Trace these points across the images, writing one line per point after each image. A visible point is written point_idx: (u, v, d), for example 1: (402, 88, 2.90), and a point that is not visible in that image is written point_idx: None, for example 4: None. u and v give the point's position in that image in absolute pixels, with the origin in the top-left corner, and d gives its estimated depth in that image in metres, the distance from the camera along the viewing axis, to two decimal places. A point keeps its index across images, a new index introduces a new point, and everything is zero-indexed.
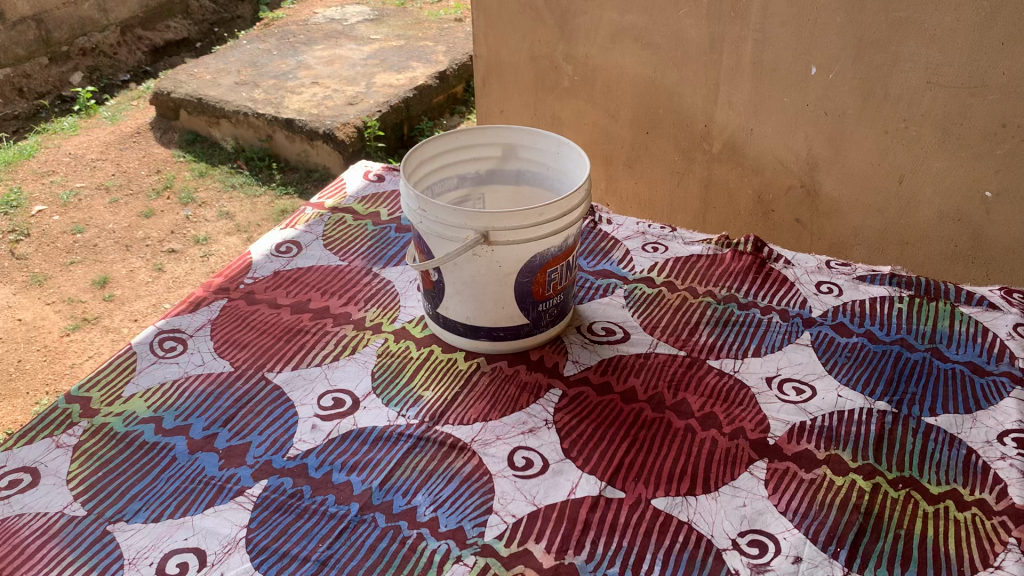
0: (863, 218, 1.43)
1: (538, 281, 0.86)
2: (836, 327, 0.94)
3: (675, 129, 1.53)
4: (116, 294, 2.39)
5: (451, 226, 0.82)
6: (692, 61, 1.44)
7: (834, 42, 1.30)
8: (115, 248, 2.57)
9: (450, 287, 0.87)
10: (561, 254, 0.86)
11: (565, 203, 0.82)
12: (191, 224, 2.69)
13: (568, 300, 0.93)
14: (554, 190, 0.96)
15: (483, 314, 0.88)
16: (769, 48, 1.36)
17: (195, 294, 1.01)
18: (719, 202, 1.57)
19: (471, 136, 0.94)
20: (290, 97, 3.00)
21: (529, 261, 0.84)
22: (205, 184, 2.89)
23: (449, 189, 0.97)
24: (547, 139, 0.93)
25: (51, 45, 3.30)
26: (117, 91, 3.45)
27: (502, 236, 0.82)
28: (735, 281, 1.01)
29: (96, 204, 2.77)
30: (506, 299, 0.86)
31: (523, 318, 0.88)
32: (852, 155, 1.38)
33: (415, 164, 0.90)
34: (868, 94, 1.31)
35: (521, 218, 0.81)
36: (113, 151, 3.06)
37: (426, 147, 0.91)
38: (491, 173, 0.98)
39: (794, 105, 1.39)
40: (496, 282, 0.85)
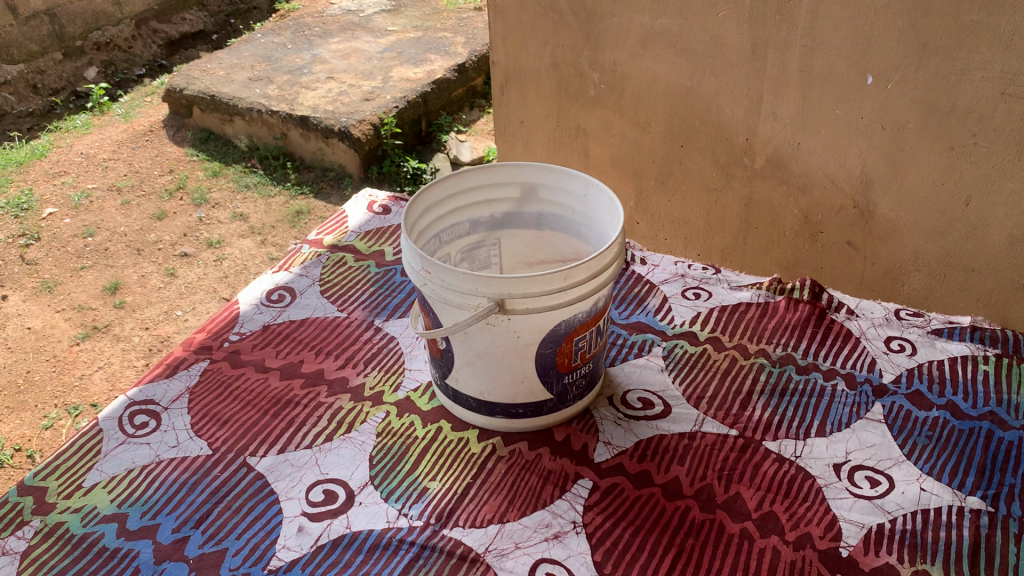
0: (923, 241, 1.29)
1: (563, 352, 0.73)
2: (912, 398, 0.80)
3: (712, 142, 1.39)
4: (128, 300, 2.28)
5: (460, 292, 0.69)
6: (732, 69, 1.30)
7: (895, 48, 1.15)
8: (126, 251, 2.46)
9: (460, 359, 0.75)
10: (590, 319, 0.73)
11: (595, 262, 0.69)
12: (205, 226, 2.58)
13: (599, 368, 0.80)
14: (581, 236, 0.83)
15: (500, 390, 0.75)
16: (819, 55, 1.22)
17: (174, 354, 0.89)
18: (762, 222, 1.42)
19: (483, 176, 0.81)
20: (304, 93, 2.88)
21: (554, 329, 0.72)
22: (218, 184, 2.78)
23: (459, 237, 0.85)
24: (573, 178, 0.80)
25: (65, 40, 3.22)
26: (132, 86, 3.34)
27: (522, 304, 0.69)
28: (791, 337, 0.87)
29: (107, 206, 2.66)
30: (526, 374, 0.74)
31: (546, 393, 0.75)
32: (912, 173, 1.24)
33: (418, 212, 0.77)
34: (933, 106, 1.17)
35: (544, 282, 0.68)
36: (125, 150, 2.95)
37: (430, 191, 0.78)
38: (508, 216, 0.85)
39: (847, 117, 1.25)
40: (515, 354, 0.72)
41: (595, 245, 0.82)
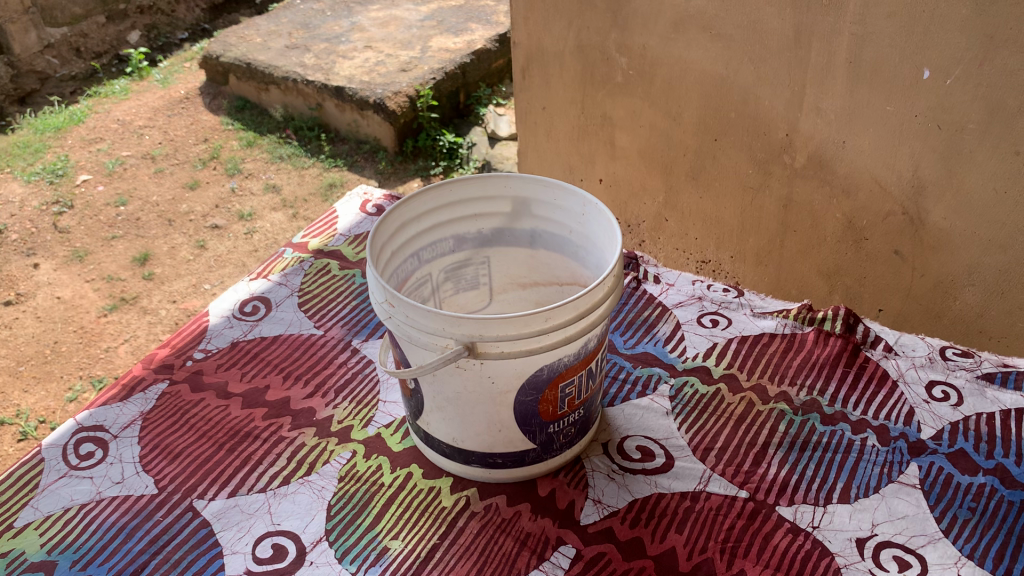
0: (980, 254, 1.16)
1: (546, 399, 0.64)
2: (955, 459, 0.69)
3: (749, 136, 1.27)
4: (156, 271, 2.23)
5: (425, 332, 0.60)
6: (773, 58, 1.18)
7: (957, 39, 1.02)
8: (157, 221, 2.41)
9: (431, 402, 0.66)
10: (578, 362, 0.64)
11: (584, 300, 0.60)
12: (236, 198, 2.51)
13: (593, 413, 0.70)
14: (579, 259, 0.74)
15: (475, 439, 0.66)
16: (869, 45, 1.09)
17: (133, 373, 0.82)
18: (802, 225, 1.30)
19: (467, 189, 0.72)
20: (341, 63, 2.78)
21: (535, 375, 0.62)
22: (252, 155, 2.71)
23: (442, 255, 0.75)
24: (568, 195, 0.70)
25: (107, 3, 3.13)
26: (174, 51, 3.29)
27: (495, 347, 0.59)
28: (819, 378, 0.77)
29: (141, 174, 2.61)
30: (504, 423, 0.64)
31: (528, 443, 0.66)
32: (971, 179, 1.11)
33: (390, 231, 0.68)
34: (997, 106, 1.04)
35: (521, 324, 0.58)
36: (161, 117, 2.89)
37: (404, 208, 0.68)
38: (498, 232, 0.76)
39: (899, 115, 1.12)
40: (490, 402, 0.63)
41: (593, 270, 0.72)
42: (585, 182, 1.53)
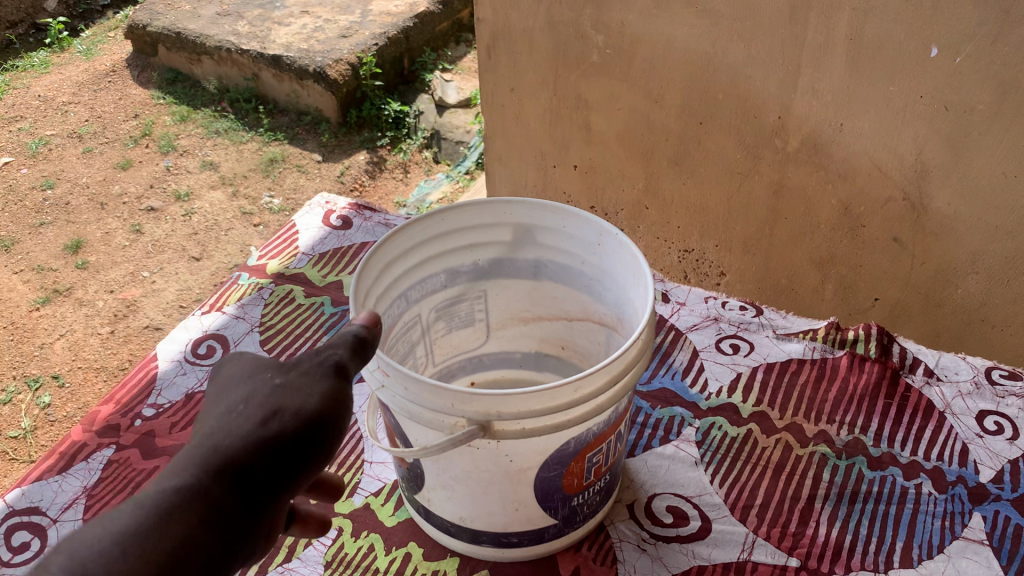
0: (984, 241, 1.09)
1: (572, 472, 0.57)
2: (1020, 507, 0.67)
3: (737, 120, 1.18)
4: (91, 260, 2.07)
5: (427, 408, 0.51)
6: (765, 35, 1.08)
7: (969, 13, 0.94)
8: (88, 205, 2.24)
9: (435, 480, 0.58)
10: (606, 429, 0.56)
11: (617, 363, 0.51)
12: (172, 177, 2.34)
13: (619, 474, 0.64)
14: (592, 292, 0.71)
15: (488, 517, 0.59)
16: (872, 21, 1.00)
17: (73, 440, 0.79)
18: (793, 212, 1.23)
19: (466, 220, 0.67)
20: (276, 30, 2.61)
21: (560, 448, 0.54)
22: (186, 130, 2.51)
23: (437, 289, 0.72)
24: (583, 225, 0.66)
25: None
26: (96, 19, 3.08)
27: (515, 425, 0.51)
28: (852, 414, 0.76)
29: (68, 155, 2.43)
30: (523, 502, 0.57)
31: (550, 518, 0.60)
32: (979, 163, 1.04)
33: (379, 267, 0.62)
34: (1010, 85, 0.96)
35: (545, 397, 0.50)
36: (86, 93, 2.69)
37: (397, 242, 0.63)
38: (498, 263, 0.73)
39: (902, 96, 1.04)
40: (506, 480, 0.55)
41: (610, 304, 0.69)
42: (558, 168, 1.43)
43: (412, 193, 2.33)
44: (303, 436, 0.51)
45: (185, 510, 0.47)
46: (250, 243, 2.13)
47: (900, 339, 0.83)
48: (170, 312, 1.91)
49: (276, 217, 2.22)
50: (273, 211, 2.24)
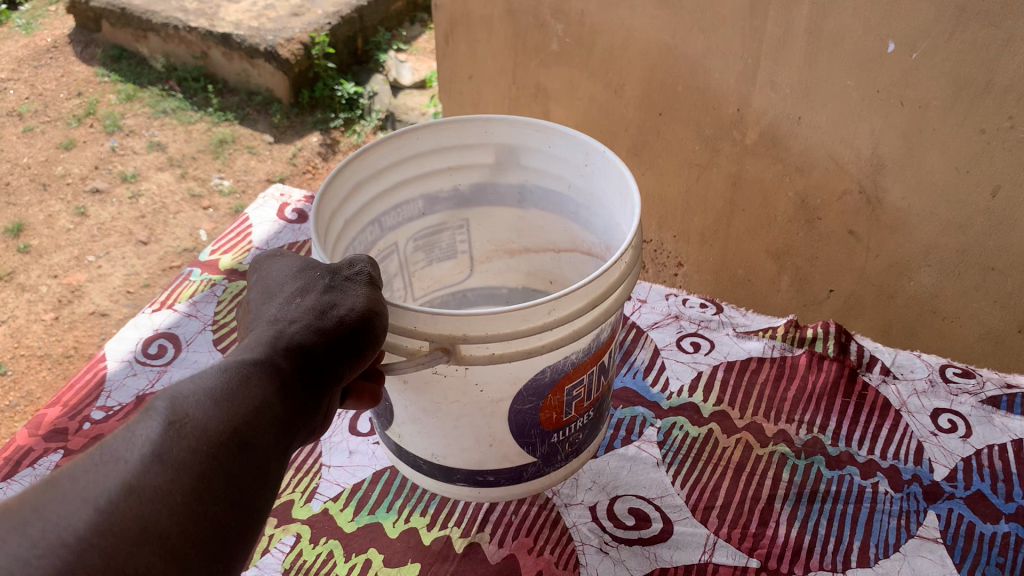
0: (937, 235, 1.11)
1: (549, 406, 0.64)
2: (975, 505, 0.71)
3: (696, 112, 1.19)
4: (33, 243, 2.00)
5: (396, 330, 0.59)
6: (726, 27, 1.09)
7: (926, 9, 0.95)
8: (30, 187, 2.17)
9: (413, 416, 0.66)
10: (579, 365, 0.64)
11: (595, 288, 0.58)
12: (118, 157, 2.27)
13: (600, 413, 0.72)
14: (579, 216, 0.80)
15: (462, 454, 0.67)
16: (832, 16, 1.01)
17: (18, 445, 0.77)
18: (750, 204, 1.24)
19: (445, 140, 0.75)
20: (226, 6, 2.54)
21: (535, 379, 0.62)
22: (132, 109, 2.44)
23: (419, 207, 0.81)
24: (569, 147, 0.73)
25: None
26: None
27: (485, 350, 0.58)
28: (809, 413, 0.80)
29: (7, 134, 2.35)
30: (498, 437, 0.65)
31: (527, 458, 0.68)
32: (933, 159, 1.05)
33: (364, 174, 0.70)
34: (964, 81, 0.98)
35: (518, 320, 0.56)
36: (27, 69, 2.61)
37: (381, 160, 0.71)
38: (484, 188, 0.82)
39: (860, 90, 1.05)
40: (481, 413, 0.63)
41: (594, 224, 0.78)
42: None
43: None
44: (362, 323, 0.56)
45: (264, 375, 0.52)
46: (199, 227, 2.08)
47: (859, 337, 0.88)
48: (117, 298, 1.87)
49: (226, 199, 2.17)
50: (223, 194, 2.18)
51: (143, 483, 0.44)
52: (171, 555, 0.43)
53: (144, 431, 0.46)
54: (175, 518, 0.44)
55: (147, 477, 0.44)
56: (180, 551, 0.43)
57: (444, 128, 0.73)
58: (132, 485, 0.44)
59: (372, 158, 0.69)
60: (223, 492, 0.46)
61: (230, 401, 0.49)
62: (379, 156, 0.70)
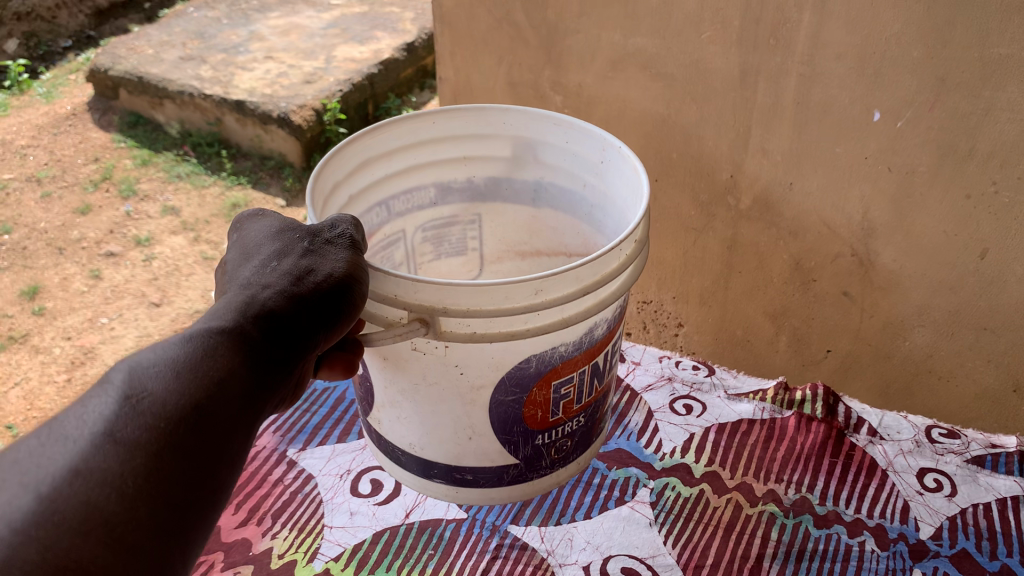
0: (928, 296, 1.13)
1: (532, 401, 0.74)
2: (957, 561, 0.78)
3: (691, 177, 1.24)
4: (48, 306, 2.05)
5: (379, 298, 0.69)
6: (718, 97, 1.14)
7: (908, 81, 1.00)
8: (46, 250, 2.22)
9: (403, 409, 0.77)
10: (563, 365, 0.73)
11: (586, 275, 0.66)
12: (132, 221, 2.33)
13: (590, 424, 0.82)
14: (590, 213, 0.93)
15: (443, 447, 0.78)
16: (818, 86, 1.06)
17: None
18: (746, 267, 1.27)
19: (468, 125, 0.89)
20: (241, 74, 2.63)
21: (519, 368, 0.71)
22: (147, 174, 2.51)
23: (437, 185, 0.96)
24: (586, 146, 0.86)
25: None
26: (58, 60, 3.41)
27: (466, 328, 0.67)
28: (797, 473, 0.87)
29: (26, 199, 2.42)
30: (478, 431, 0.75)
31: (514, 457, 0.78)
32: (922, 223, 1.08)
33: (401, 141, 0.86)
34: (948, 149, 1.01)
35: (502, 300, 0.64)
36: (46, 136, 2.69)
37: (417, 134, 0.87)
38: (504, 179, 0.97)
39: (848, 157, 1.09)
40: (462, 405, 0.74)
41: (598, 215, 0.92)
42: None
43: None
44: (333, 290, 0.64)
45: (228, 344, 0.59)
46: (211, 289, 2.12)
47: (846, 400, 0.96)
48: None
49: None
50: None
51: (97, 462, 0.51)
52: (115, 535, 0.49)
53: (101, 408, 0.53)
54: (122, 502, 0.50)
55: (104, 456, 0.51)
56: (125, 532, 0.50)
57: (465, 113, 0.88)
58: (79, 469, 0.50)
59: (395, 131, 0.85)
60: (181, 456, 0.54)
61: (193, 372, 0.57)
62: (404, 129, 0.85)
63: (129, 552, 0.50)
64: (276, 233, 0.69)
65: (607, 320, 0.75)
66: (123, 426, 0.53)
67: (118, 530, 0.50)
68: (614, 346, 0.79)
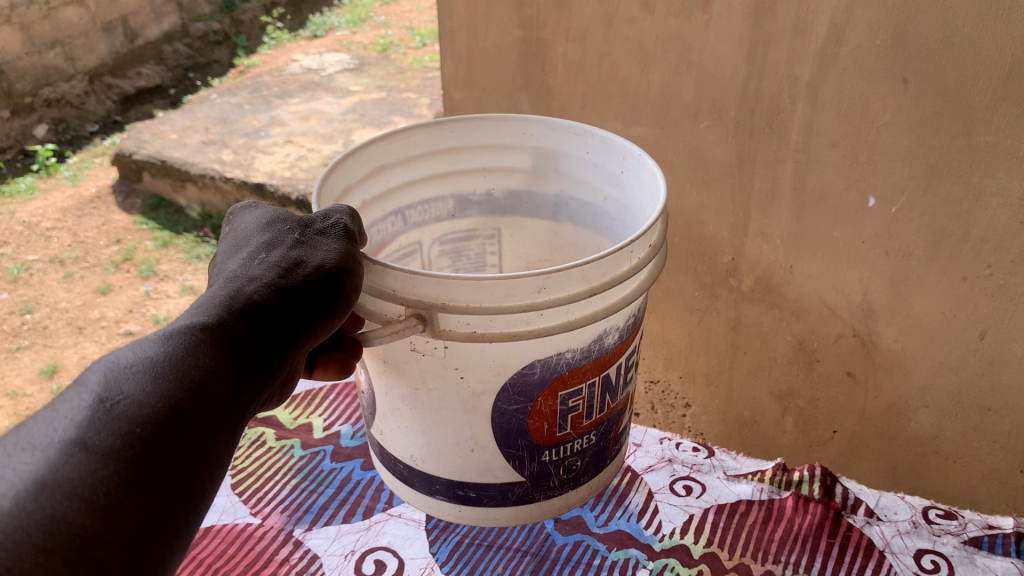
0: (932, 376, 1.14)
1: (535, 413, 0.76)
2: None
3: (693, 260, 1.27)
4: (65, 384, 2.08)
5: (378, 295, 0.71)
6: (717, 183, 1.19)
7: (900, 168, 1.04)
8: (66, 330, 2.27)
9: (407, 419, 0.79)
10: (571, 375, 0.74)
11: (592, 274, 0.67)
12: (151, 301, 2.37)
13: (604, 442, 0.83)
14: (609, 226, 0.95)
15: (447, 459, 0.80)
16: (814, 173, 1.10)
17: None
18: (750, 347, 1.29)
19: (488, 135, 0.92)
20: (261, 158, 2.71)
21: (524, 374, 0.73)
22: (167, 255, 2.57)
23: (455, 195, 0.99)
24: (607, 159, 0.88)
25: (13, 98, 3.51)
26: (83, 143, 3.56)
27: (466, 327, 0.69)
28: (795, 553, 0.88)
29: (48, 279, 2.48)
30: (481, 444, 0.77)
31: (518, 475, 0.80)
32: (921, 304, 1.10)
33: (425, 147, 0.90)
34: (943, 233, 1.04)
35: (505, 296, 0.66)
36: (70, 219, 2.76)
37: (440, 144, 0.91)
38: (526, 190, 1.00)
39: (846, 241, 1.12)
40: (464, 415, 0.76)
41: (617, 226, 0.94)
42: None
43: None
44: (326, 284, 0.65)
45: (216, 341, 0.59)
46: None
47: (842, 480, 0.97)
48: None
49: None
50: None
51: (71, 474, 0.49)
52: (84, 549, 0.48)
53: (73, 414, 0.52)
54: (93, 514, 0.49)
55: (76, 467, 0.50)
56: (94, 548, 0.48)
57: (484, 122, 0.90)
58: (47, 480, 0.49)
59: (412, 138, 0.88)
60: (163, 456, 0.52)
61: (177, 370, 0.56)
62: (426, 135, 0.89)
63: (101, 566, 0.48)
64: (270, 229, 0.71)
65: (618, 331, 0.76)
66: (95, 434, 0.51)
67: (94, 545, 0.48)
68: (627, 361, 0.81)
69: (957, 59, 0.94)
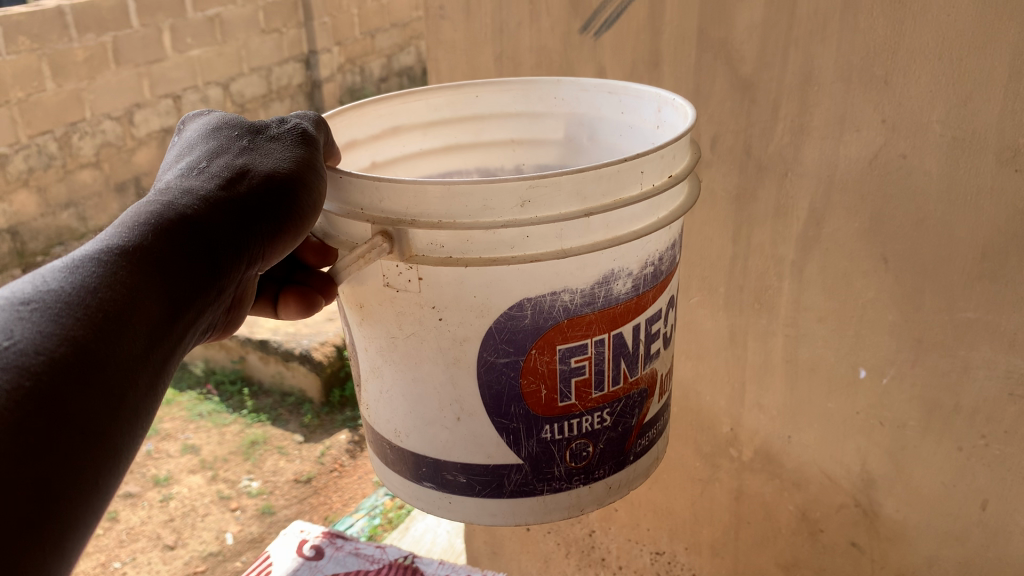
0: (938, 547, 1.11)
1: (527, 376, 0.81)
2: None
3: (692, 430, 1.31)
4: None
5: (348, 215, 0.79)
6: (710, 355, 1.24)
7: (888, 342, 1.07)
8: None
9: (401, 393, 0.86)
10: (570, 326, 0.80)
11: (584, 190, 0.73)
12: None
13: (617, 428, 0.87)
14: None
15: (436, 436, 0.86)
16: (805, 346, 1.14)
17: None
18: (754, 518, 1.29)
19: (517, 101, 1.05)
20: None
21: (515, 320, 0.78)
22: None
23: (483, 168, 1.13)
24: (637, 110, 0.98)
25: (25, 257, 3.64)
26: None
27: (440, 253, 0.76)
28: None
29: None
30: (465, 411, 0.83)
31: (516, 456, 0.84)
32: (919, 473, 1.10)
33: (450, 112, 1.04)
34: (935, 404, 1.05)
35: (480, 213, 0.73)
36: None
37: (466, 108, 1.04)
38: (563, 162, 1.10)
39: (841, 412, 1.14)
40: (449, 383, 0.82)
41: None
42: None
43: (352, 506, 2.39)
44: (264, 196, 0.74)
45: (139, 257, 0.65)
46: None
47: None
48: None
49: None
50: None
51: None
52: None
53: None
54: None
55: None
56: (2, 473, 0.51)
57: (513, 87, 1.03)
58: None
59: (436, 99, 1.02)
60: (75, 369, 0.57)
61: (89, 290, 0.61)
62: (447, 98, 1.03)
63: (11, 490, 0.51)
64: (220, 142, 0.81)
65: (626, 278, 0.81)
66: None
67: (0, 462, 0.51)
68: (643, 327, 0.85)
69: (931, 240, 0.98)
